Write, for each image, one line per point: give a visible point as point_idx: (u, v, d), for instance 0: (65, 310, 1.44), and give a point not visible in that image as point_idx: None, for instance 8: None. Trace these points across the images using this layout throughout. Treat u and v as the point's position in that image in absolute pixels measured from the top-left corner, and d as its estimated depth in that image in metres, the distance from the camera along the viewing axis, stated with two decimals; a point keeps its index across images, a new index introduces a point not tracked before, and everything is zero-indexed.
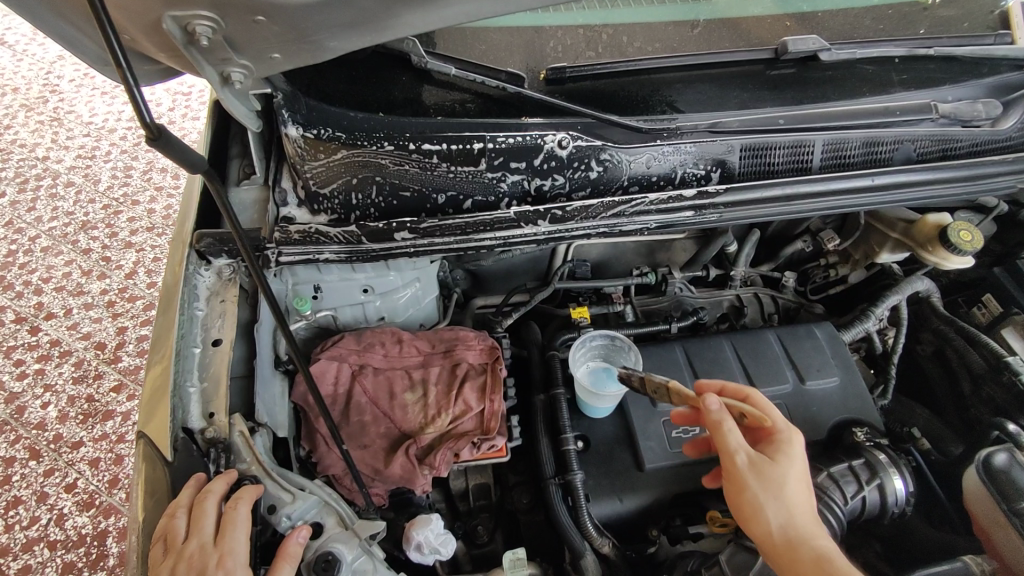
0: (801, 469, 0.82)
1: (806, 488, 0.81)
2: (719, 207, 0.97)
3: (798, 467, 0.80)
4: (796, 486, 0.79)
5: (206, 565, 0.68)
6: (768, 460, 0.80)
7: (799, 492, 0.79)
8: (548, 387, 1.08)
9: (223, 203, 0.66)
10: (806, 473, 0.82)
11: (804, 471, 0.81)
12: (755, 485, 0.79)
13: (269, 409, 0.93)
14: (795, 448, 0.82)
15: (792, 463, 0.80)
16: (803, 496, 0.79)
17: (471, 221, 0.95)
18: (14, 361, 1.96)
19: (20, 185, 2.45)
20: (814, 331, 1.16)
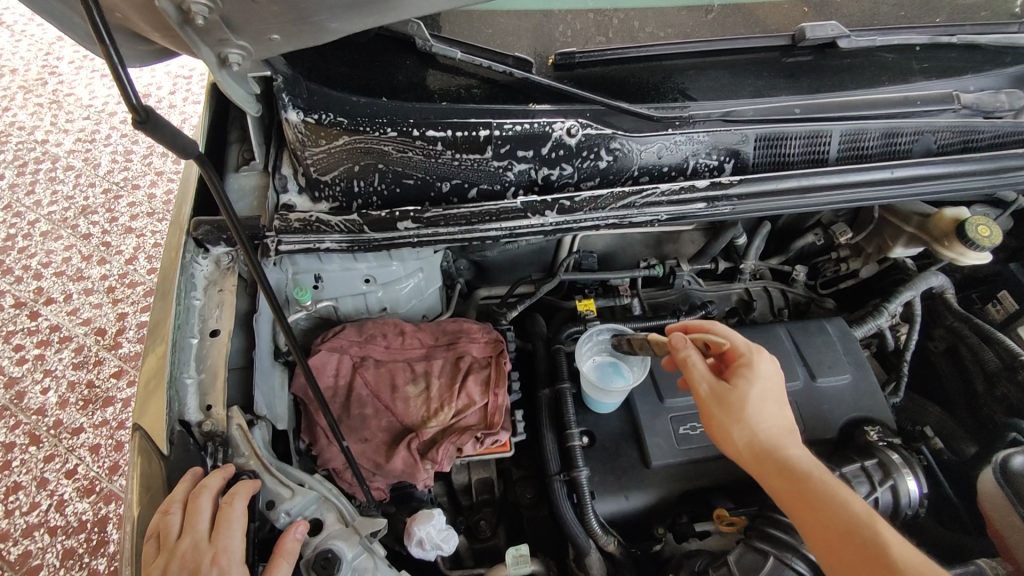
0: (766, 386, 0.86)
1: (774, 404, 0.85)
2: (732, 199, 0.94)
3: (757, 387, 0.84)
4: (760, 403, 0.84)
5: (200, 564, 0.67)
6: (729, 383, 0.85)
7: (765, 408, 0.84)
8: (553, 381, 1.07)
9: (218, 192, 0.63)
10: (773, 388, 0.86)
11: (768, 388, 0.86)
12: (718, 410, 0.84)
13: (269, 402, 0.91)
14: (756, 369, 0.86)
15: (752, 383, 0.85)
16: (768, 412, 0.83)
17: (476, 211, 0.91)
18: (14, 346, 1.94)
19: (19, 168, 2.43)
20: (826, 327, 1.13)
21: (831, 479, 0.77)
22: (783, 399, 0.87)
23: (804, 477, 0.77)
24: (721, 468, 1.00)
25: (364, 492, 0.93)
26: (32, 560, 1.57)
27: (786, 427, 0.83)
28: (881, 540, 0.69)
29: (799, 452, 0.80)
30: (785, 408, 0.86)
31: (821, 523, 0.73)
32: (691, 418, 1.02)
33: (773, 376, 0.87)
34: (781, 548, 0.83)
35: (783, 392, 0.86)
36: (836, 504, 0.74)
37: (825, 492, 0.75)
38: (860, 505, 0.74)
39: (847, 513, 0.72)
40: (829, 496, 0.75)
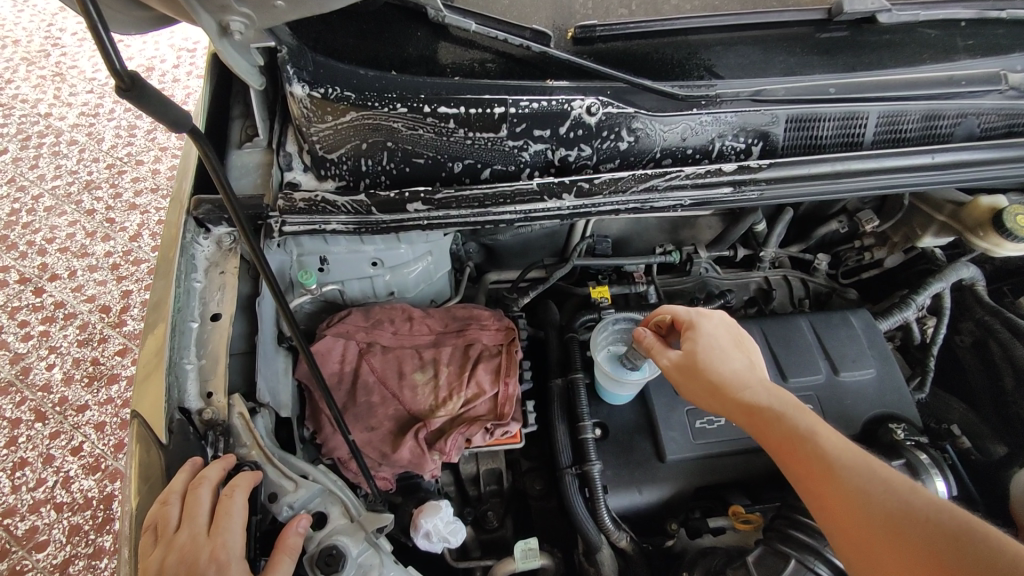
0: (715, 341, 0.81)
1: (726, 349, 0.81)
2: (760, 184, 0.89)
3: (701, 345, 0.81)
4: (710, 356, 0.80)
5: (197, 559, 0.63)
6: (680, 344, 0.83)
7: (718, 355, 0.80)
8: (565, 371, 1.03)
9: (219, 179, 0.58)
10: (725, 337, 0.83)
11: (717, 338, 0.82)
12: (676, 373, 0.81)
13: (273, 389, 0.88)
14: (701, 325, 0.83)
15: (701, 340, 0.82)
16: (720, 359, 0.80)
17: (490, 193, 0.87)
18: (19, 323, 1.92)
19: (22, 141, 2.39)
20: (850, 319, 1.09)
21: (787, 409, 0.73)
22: (740, 343, 0.83)
23: (761, 414, 0.74)
24: (739, 464, 0.97)
25: (370, 483, 0.90)
26: (39, 536, 1.57)
27: (743, 367, 0.79)
28: (835, 463, 0.66)
29: (755, 387, 0.76)
30: (741, 350, 0.82)
31: (784, 459, 0.70)
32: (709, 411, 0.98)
33: (723, 325, 0.84)
34: (802, 552, 0.80)
35: (737, 338, 0.82)
36: (794, 434, 0.70)
37: (780, 424, 0.72)
38: (816, 429, 0.70)
39: (801, 442, 0.69)
40: (785, 428, 0.71)
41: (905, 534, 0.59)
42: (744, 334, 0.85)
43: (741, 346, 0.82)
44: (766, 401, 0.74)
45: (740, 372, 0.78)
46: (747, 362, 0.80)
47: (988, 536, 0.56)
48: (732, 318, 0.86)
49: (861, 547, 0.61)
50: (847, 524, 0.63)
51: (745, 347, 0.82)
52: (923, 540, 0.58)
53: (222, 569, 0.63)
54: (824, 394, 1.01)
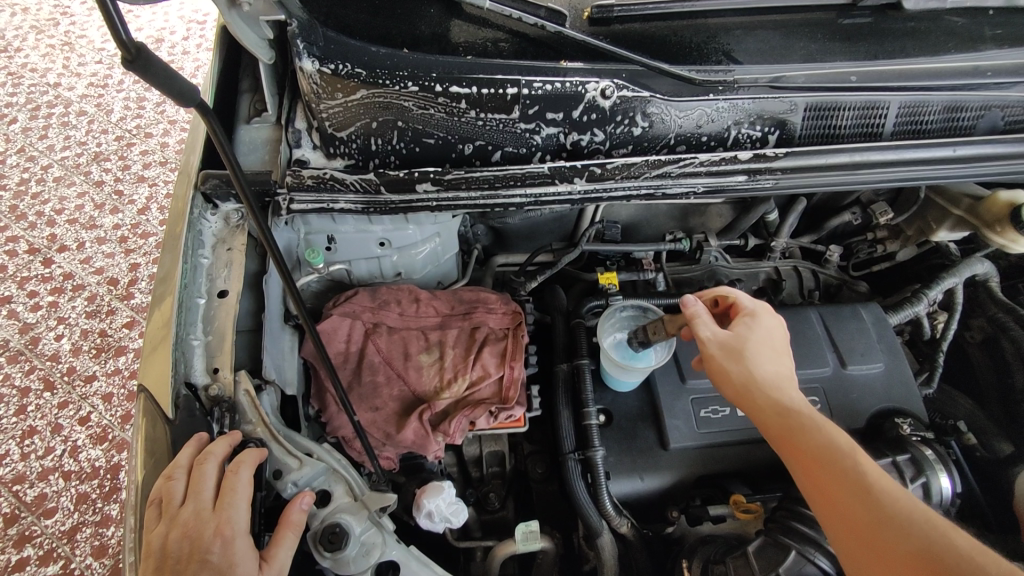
0: (769, 338, 0.80)
1: (775, 351, 0.80)
2: (776, 172, 0.86)
3: (758, 335, 0.79)
4: (760, 349, 0.78)
5: (203, 534, 0.63)
6: (729, 331, 0.80)
7: (763, 355, 0.78)
8: (572, 356, 1.02)
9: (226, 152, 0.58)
10: (776, 338, 0.81)
11: (768, 337, 0.80)
12: (718, 355, 0.78)
13: (278, 366, 0.88)
14: (758, 321, 0.81)
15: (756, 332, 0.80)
16: (766, 359, 0.78)
17: (501, 174, 0.86)
18: (28, 293, 1.93)
19: (32, 111, 2.38)
20: (860, 313, 1.08)
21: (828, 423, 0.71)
22: (786, 349, 0.81)
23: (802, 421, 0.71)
24: (741, 454, 0.97)
25: (373, 463, 0.91)
26: (47, 503, 1.59)
27: (786, 374, 0.78)
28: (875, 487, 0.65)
29: (798, 397, 0.75)
30: (786, 358, 0.80)
31: (812, 469, 0.68)
32: (714, 401, 0.98)
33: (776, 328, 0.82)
34: (803, 543, 0.78)
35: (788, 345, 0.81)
36: (832, 447, 0.68)
37: (822, 435, 0.69)
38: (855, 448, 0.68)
39: (839, 457, 0.67)
40: (823, 440, 0.69)
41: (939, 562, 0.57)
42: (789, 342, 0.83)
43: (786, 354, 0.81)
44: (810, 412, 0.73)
45: (783, 377, 0.77)
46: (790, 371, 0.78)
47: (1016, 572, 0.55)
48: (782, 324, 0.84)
49: (884, 570, 0.60)
50: (876, 547, 0.61)
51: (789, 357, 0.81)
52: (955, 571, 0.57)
53: (227, 543, 0.64)
54: (831, 387, 1.00)
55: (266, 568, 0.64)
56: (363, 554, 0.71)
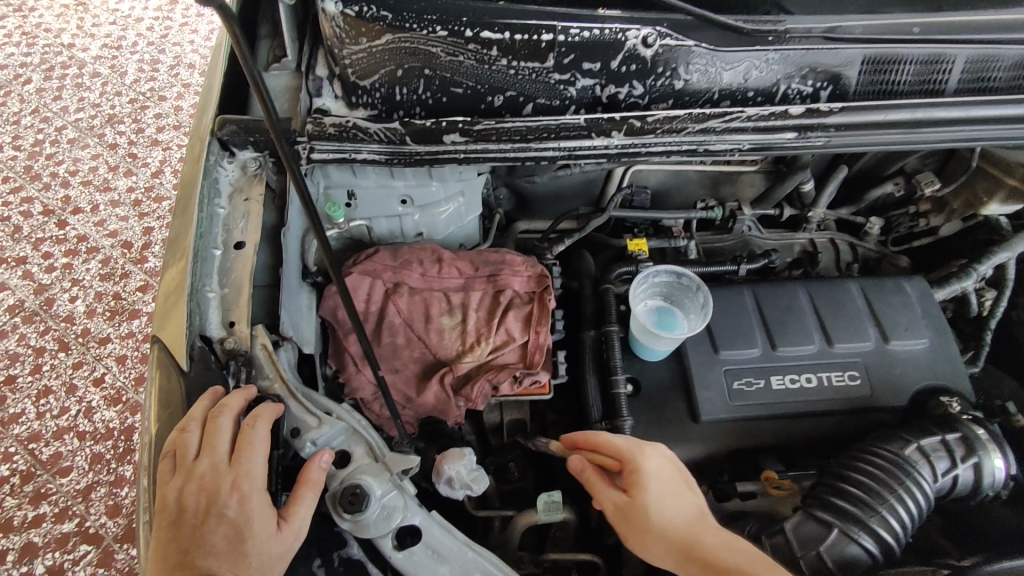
0: (665, 486, 0.75)
1: (677, 495, 0.75)
2: (828, 129, 0.78)
3: (658, 491, 0.74)
4: (664, 507, 0.74)
5: (219, 489, 0.60)
6: (628, 497, 0.75)
7: (670, 506, 0.74)
8: (599, 323, 0.98)
9: (253, 77, 0.50)
10: (669, 483, 0.76)
11: (665, 485, 0.75)
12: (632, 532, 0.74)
13: (295, 324, 0.85)
14: (649, 472, 0.75)
15: (652, 487, 0.75)
16: (674, 517, 0.74)
17: (533, 126, 0.80)
18: (43, 254, 1.91)
19: (45, 71, 2.34)
20: (904, 285, 1.02)
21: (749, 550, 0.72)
22: (688, 481, 0.79)
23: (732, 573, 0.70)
24: (774, 429, 0.93)
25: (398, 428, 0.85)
26: (62, 462, 1.59)
27: (697, 515, 0.75)
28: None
29: (713, 536, 0.73)
30: (690, 492, 0.77)
31: None
32: (749, 372, 0.94)
33: (673, 465, 0.78)
34: (845, 521, 0.74)
35: (683, 481, 0.77)
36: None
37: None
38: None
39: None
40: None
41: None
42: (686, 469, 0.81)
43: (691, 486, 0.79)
44: (732, 546, 0.72)
45: (698, 522, 0.74)
46: (699, 509, 0.76)
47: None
48: (669, 451, 0.79)
49: None
50: None
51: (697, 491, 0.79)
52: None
53: (243, 500, 0.60)
54: (871, 362, 0.96)
55: (285, 528, 0.62)
56: (384, 519, 0.68)
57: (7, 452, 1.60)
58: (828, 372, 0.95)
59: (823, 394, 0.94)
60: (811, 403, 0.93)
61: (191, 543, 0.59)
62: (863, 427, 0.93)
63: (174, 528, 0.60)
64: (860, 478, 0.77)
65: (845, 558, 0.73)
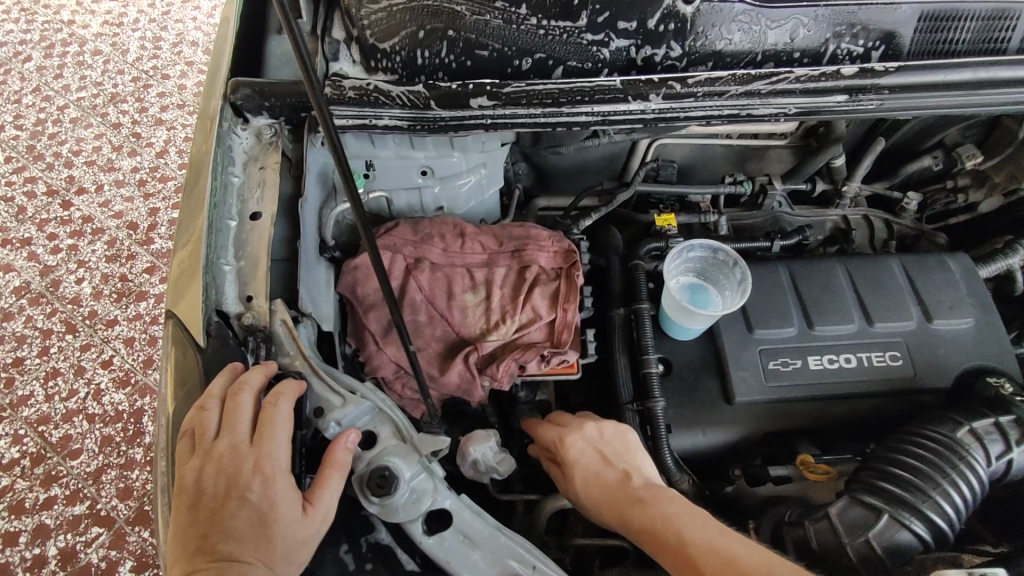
0: (587, 465, 0.77)
1: (601, 472, 0.76)
2: (881, 92, 0.74)
3: (578, 469, 0.77)
4: (587, 484, 0.76)
5: (240, 470, 0.57)
6: (563, 477, 0.79)
7: (594, 481, 0.75)
8: (629, 301, 0.94)
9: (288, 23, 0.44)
10: (594, 460, 0.77)
11: (585, 465, 0.77)
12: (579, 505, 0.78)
13: (314, 299, 0.81)
14: (568, 457, 0.78)
15: (570, 469, 0.78)
16: (595, 490, 0.75)
17: (566, 88, 0.75)
18: (48, 235, 1.88)
19: (46, 49, 2.28)
20: (947, 263, 0.98)
21: (663, 503, 0.68)
22: (620, 449, 0.77)
23: (641, 533, 0.68)
24: (813, 411, 0.89)
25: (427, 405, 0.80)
26: (72, 445, 1.57)
27: (618, 480, 0.74)
28: (728, 561, 0.61)
29: (631, 497, 0.71)
30: (620, 460, 0.76)
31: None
32: (786, 353, 0.90)
33: (600, 441, 0.78)
34: (895, 506, 0.71)
35: (604, 458, 0.76)
36: (670, 543, 0.65)
37: (663, 532, 0.66)
38: (694, 525, 0.65)
39: (678, 549, 0.64)
40: (662, 537, 0.65)
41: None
42: (629, 435, 0.79)
43: (631, 452, 0.77)
44: (643, 504, 0.69)
45: (619, 487, 0.73)
46: (624, 474, 0.74)
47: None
48: (596, 427, 0.80)
49: None
50: None
51: (636, 457, 0.77)
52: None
53: (267, 482, 0.57)
54: (913, 342, 0.91)
55: (311, 511, 0.58)
56: (414, 502, 0.65)
57: (16, 434, 1.58)
58: (868, 353, 0.91)
59: (864, 374, 0.89)
60: (851, 384, 0.89)
61: (212, 527, 0.56)
62: (906, 410, 0.89)
63: (192, 513, 0.57)
64: (910, 462, 0.73)
65: (895, 545, 0.69)
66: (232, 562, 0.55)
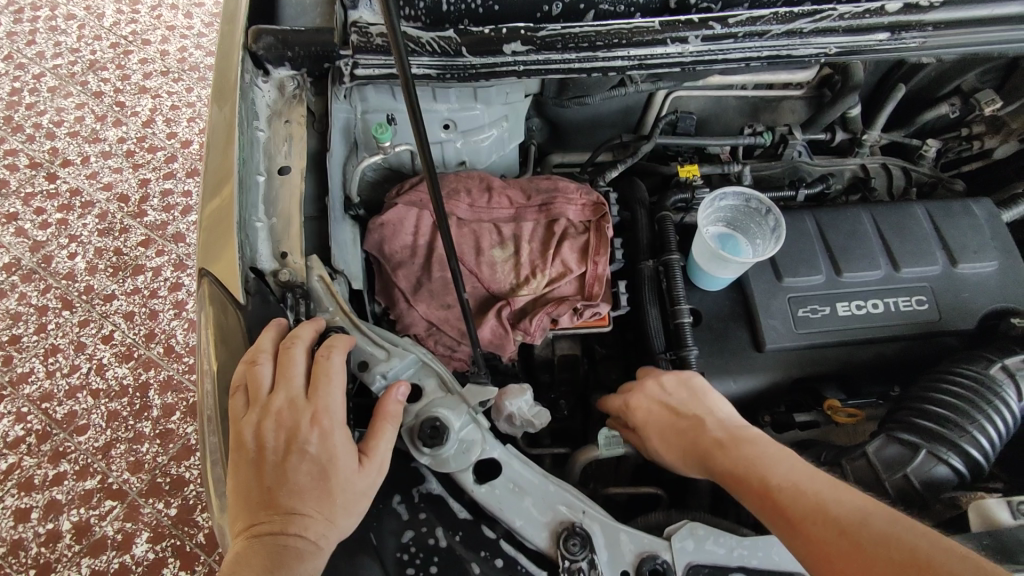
0: (661, 425, 0.75)
1: (670, 428, 0.74)
2: (924, 29, 0.72)
3: (654, 429, 0.75)
4: (660, 442, 0.74)
5: (299, 424, 0.58)
6: (640, 441, 0.78)
7: (668, 438, 0.73)
8: (658, 253, 0.94)
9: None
10: (664, 418, 0.75)
11: (654, 423, 0.76)
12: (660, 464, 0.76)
13: (344, 256, 0.79)
14: (638, 422, 0.77)
15: (644, 430, 0.76)
16: (673, 446, 0.73)
17: (603, 30, 0.73)
18: (35, 210, 1.82)
19: (16, 15, 2.18)
20: (971, 208, 0.98)
21: (746, 447, 0.65)
22: (685, 399, 0.75)
23: (726, 478, 0.64)
24: (842, 357, 0.89)
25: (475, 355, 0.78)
26: (78, 420, 1.55)
27: (693, 427, 0.71)
28: (820, 507, 0.57)
29: (711, 441, 0.68)
30: (688, 409, 0.74)
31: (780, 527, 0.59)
32: (814, 300, 0.90)
33: (664, 395, 0.77)
34: (931, 441, 0.73)
35: (672, 413, 0.75)
36: (756, 487, 0.61)
37: (746, 475, 0.63)
38: (782, 468, 0.61)
39: (763, 492, 0.60)
40: (745, 480, 0.62)
41: (897, 544, 0.52)
42: (693, 381, 0.76)
43: (699, 398, 0.75)
44: (725, 448, 0.66)
45: (693, 434, 0.70)
46: (696, 420, 0.72)
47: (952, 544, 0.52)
48: (658, 387, 0.78)
49: None
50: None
51: (707, 401, 0.74)
52: (919, 556, 0.51)
53: (325, 435, 0.58)
54: (939, 287, 0.92)
55: (367, 464, 0.59)
56: (463, 452, 0.65)
57: (19, 412, 1.56)
58: (895, 298, 0.91)
59: (892, 319, 0.90)
60: (878, 329, 0.89)
61: (274, 481, 0.56)
62: (930, 351, 0.90)
63: (253, 467, 0.57)
64: (942, 404, 0.75)
65: (933, 477, 0.72)
66: (294, 515, 0.55)
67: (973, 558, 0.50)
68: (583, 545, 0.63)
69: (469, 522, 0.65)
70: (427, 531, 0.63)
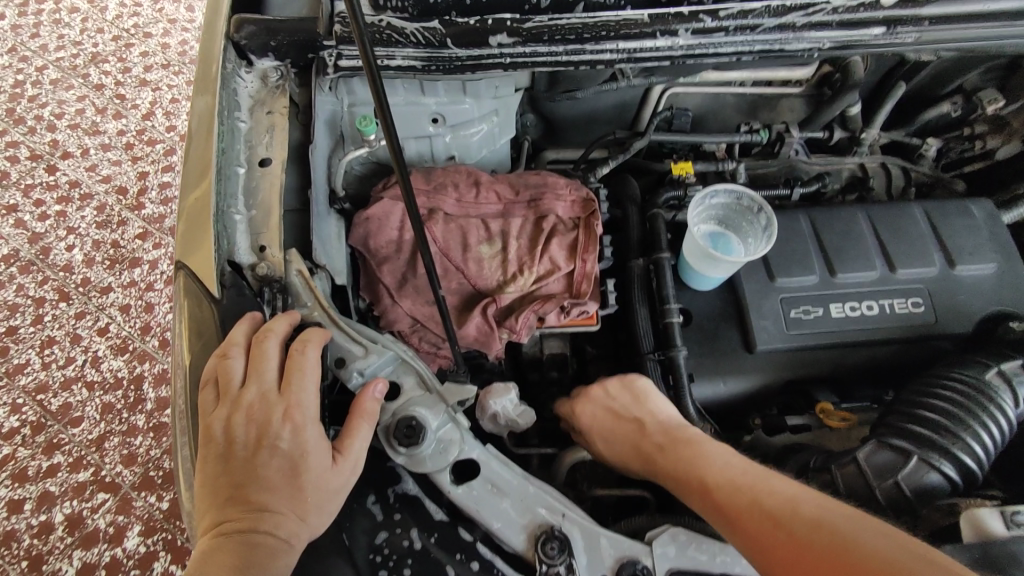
0: (606, 428, 0.78)
1: (616, 432, 0.76)
2: (922, 23, 0.71)
3: (600, 432, 0.78)
4: (607, 445, 0.77)
5: (271, 418, 0.57)
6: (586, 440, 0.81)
7: (614, 441, 0.76)
8: (648, 251, 0.93)
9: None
10: (609, 422, 0.78)
11: (600, 426, 0.78)
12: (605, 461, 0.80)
13: (327, 250, 0.78)
14: (585, 426, 0.79)
15: (592, 434, 0.79)
16: (617, 449, 0.76)
17: (590, 22, 0.71)
18: (34, 201, 1.82)
19: (19, 6, 2.17)
20: (970, 209, 0.96)
21: (685, 448, 0.68)
22: (629, 402, 0.77)
23: (669, 480, 0.68)
24: (833, 359, 0.88)
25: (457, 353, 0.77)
26: (73, 413, 1.54)
27: (636, 431, 0.74)
28: (755, 500, 0.59)
29: (654, 447, 0.71)
30: (631, 414, 0.76)
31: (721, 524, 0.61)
32: (807, 301, 0.88)
33: (609, 400, 0.79)
34: (924, 448, 0.71)
35: (616, 418, 0.77)
36: (695, 488, 0.64)
37: (688, 477, 0.65)
38: (719, 467, 0.64)
39: (703, 492, 0.63)
40: (688, 481, 0.65)
41: (820, 528, 0.53)
42: (637, 382, 0.78)
43: (641, 401, 0.76)
44: (666, 452, 0.69)
45: (637, 441, 0.74)
46: (639, 425, 0.74)
47: (889, 530, 0.52)
48: (603, 392, 0.79)
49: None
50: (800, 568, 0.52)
51: (649, 403, 0.76)
52: (839, 532, 0.52)
53: (297, 430, 0.57)
54: (935, 289, 0.90)
55: (341, 461, 0.58)
56: (441, 452, 0.64)
57: (15, 403, 1.56)
58: (890, 300, 0.89)
59: (887, 321, 0.88)
60: (873, 331, 0.88)
61: (243, 475, 0.55)
62: (924, 354, 0.89)
63: (222, 462, 0.56)
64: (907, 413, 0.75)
65: (923, 487, 0.70)
66: (264, 512, 0.54)
67: (892, 533, 0.51)
68: (561, 548, 0.62)
69: (445, 524, 0.64)
70: (401, 533, 0.62)
